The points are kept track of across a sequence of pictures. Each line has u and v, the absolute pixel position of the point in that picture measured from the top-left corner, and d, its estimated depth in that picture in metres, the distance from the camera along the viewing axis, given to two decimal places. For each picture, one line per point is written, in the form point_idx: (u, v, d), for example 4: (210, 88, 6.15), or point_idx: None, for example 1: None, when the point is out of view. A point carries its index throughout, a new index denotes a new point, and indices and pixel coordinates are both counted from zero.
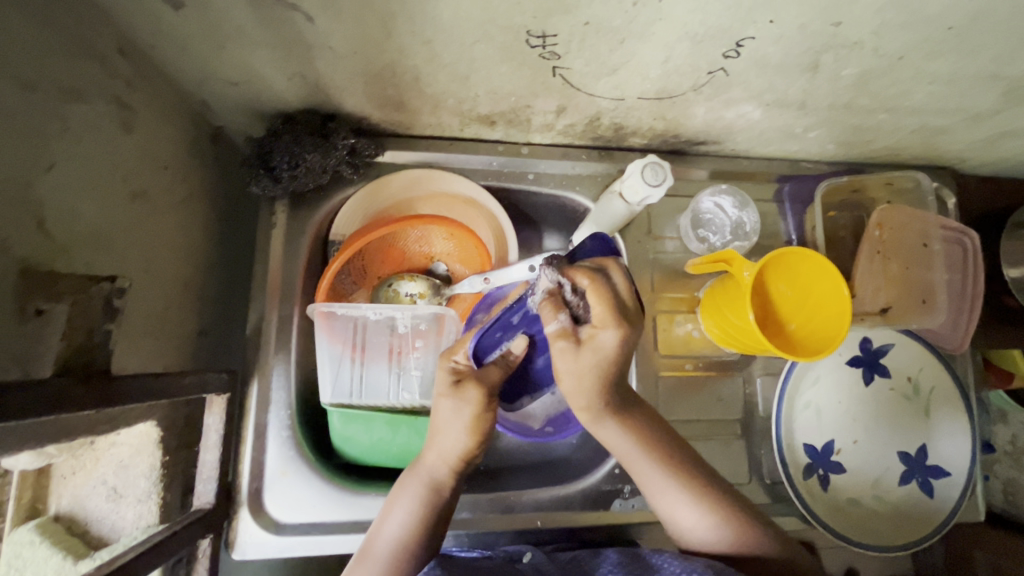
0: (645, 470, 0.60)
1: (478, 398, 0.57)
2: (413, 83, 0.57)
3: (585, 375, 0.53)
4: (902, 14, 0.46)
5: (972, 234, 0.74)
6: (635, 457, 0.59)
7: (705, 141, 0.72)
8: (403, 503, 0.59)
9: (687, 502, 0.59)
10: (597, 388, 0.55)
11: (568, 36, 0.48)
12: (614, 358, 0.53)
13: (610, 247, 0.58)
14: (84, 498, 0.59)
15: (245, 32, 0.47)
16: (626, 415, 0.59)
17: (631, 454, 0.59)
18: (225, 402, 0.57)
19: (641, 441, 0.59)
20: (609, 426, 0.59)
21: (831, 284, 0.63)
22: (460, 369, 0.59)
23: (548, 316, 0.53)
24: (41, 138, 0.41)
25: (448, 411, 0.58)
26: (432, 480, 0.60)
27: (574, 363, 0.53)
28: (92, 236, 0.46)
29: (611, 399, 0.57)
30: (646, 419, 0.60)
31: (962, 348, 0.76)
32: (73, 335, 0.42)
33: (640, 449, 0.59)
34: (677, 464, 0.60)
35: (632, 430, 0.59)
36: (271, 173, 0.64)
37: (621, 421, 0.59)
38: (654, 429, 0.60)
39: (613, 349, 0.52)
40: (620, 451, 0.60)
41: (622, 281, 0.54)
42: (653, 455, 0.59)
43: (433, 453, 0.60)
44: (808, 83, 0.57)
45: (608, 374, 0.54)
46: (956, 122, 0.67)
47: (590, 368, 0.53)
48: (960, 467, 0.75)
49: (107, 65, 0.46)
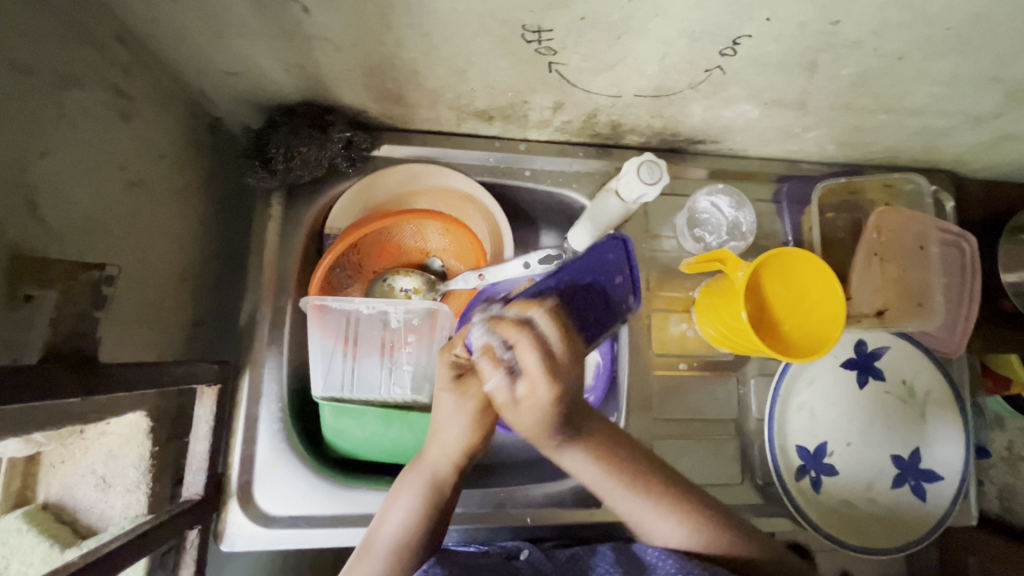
0: (605, 487, 0.60)
1: (480, 393, 0.57)
2: (409, 76, 0.56)
3: (527, 415, 0.53)
4: (902, 14, 0.46)
5: (969, 238, 0.73)
6: (599, 482, 0.59)
7: (703, 140, 0.72)
8: (405, 499, 0.58)
9: (661, 517, 0.59)
10: (551, 424, 0.54)
11: (565, 30, 0.48)
12: (555, 403, 0.52)
13: (627, 250, 0.61)
14: (73, 487, 0.59)
15: (241, 21, 0.47)
16: (584, 439, 0.57)
17: (595, 479, 0.59)
18: (216, 393, 0.57)
19: (602, 462, 0.58)
20: (571, 456, 0.58)
21: (826, 285, 0.62)
22: (462, 363, 0.60)
23: (485, 371, 0.53)
24: (37, 123, 0.40)
25: (451, 406, 0.58)
26: (436, 476, 0.59)
27: (515, 415, 0.53)
28: (85, 224, 0.46)
29: (563, 433, 0.55)
30: (605, 439, 0.59)
31: (957, 350, 0.75)
32: (61, 322, 0.42)
33: (601, 474, 0.59)
34: (642, 474, 0.59)
35: (591, 456, 0.58)
36: (267, 165, 0.64)
37: (578, 448, 0.57)
38: (612, 442, 0.59)
39: (550, 401, 0.51)
40: (589, 478, 0.59)
41: (547, 323, 0.53)
42: (613, 476, 0.59)
43: (436, 449, 0.60)
44: (807, 82, 0.57)
45: (558, 413, 0.53)
46: (955, 125, 0.67)
47: (538, 413, 0.52)
48: (953, 471, 0.75)
49: (102, 53, 0.46)
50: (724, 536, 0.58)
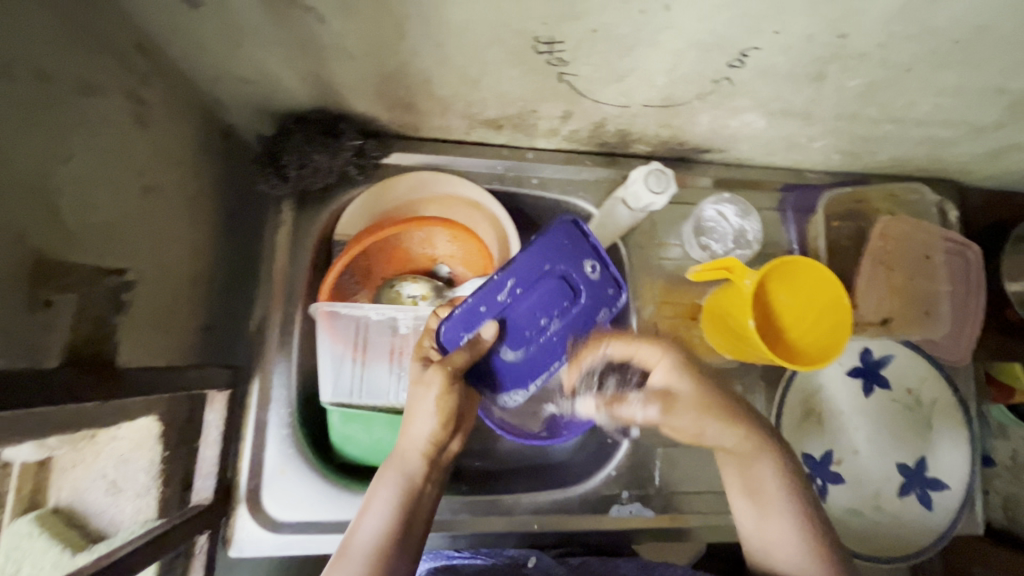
0: (778, 508, 0.55)
1: (441, 376, 0.57)
2: (421, 85, 0.57)
3: (688, 412, 0.58)
4: (908, 27, 0.47)
5: (973, 247, 0.75)
6: (773, 503, 0.56)
7: (709, 149, 0.73)
8: (381, 497, 0.57)
9: (793, 531, 0.54)
10: (727, 425, 0.57)
11: (577, 42, 0.49)
12: (691, 377, 0.59)
13: (581, 229, 0.63)
14: (83, 491, 0.59)
15: (260, 31, 0.48)
16: (769, 448, 0.57)
17: (772, 496, 0.56)
18: (227, 398, 0.58)
19: (777, 472, 0.57)
20: (760, 464, 0.57)
21: (832, 294, 0.63)
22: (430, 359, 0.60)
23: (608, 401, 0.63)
24: (58, 129, 0.41)
25: (417, 396, 0.58)
26: (408, 471, 0.58)
27: (682, 398, 0.58)
28: (104, 228, 0.46)
29: (751, 432, 0.57)
30: (781, 456, 0.57)
31: (964, 360, 0.76)
32: (80, 327, 0.44)
33: (777, 488, 0.56)
34: (783, 484, 0.56)
35: (770, 463, 0.57)
36: (280, 172, 0.65)
37: (752, 445, 0.57)
38: (790, 457, 0.58)
39: (674, 364, 0.60)
40: (765, 486, 0.56)
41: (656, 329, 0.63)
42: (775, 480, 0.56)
43: (406, 442, 0.59)
44: (813, 93, 0.57)
45: (699, 379, 0.59)
46: (959, 135, 0.67)
47: (688, 393, 0.58)
48: (958, 480, 0.75)
49: (123, 62, 0.47)
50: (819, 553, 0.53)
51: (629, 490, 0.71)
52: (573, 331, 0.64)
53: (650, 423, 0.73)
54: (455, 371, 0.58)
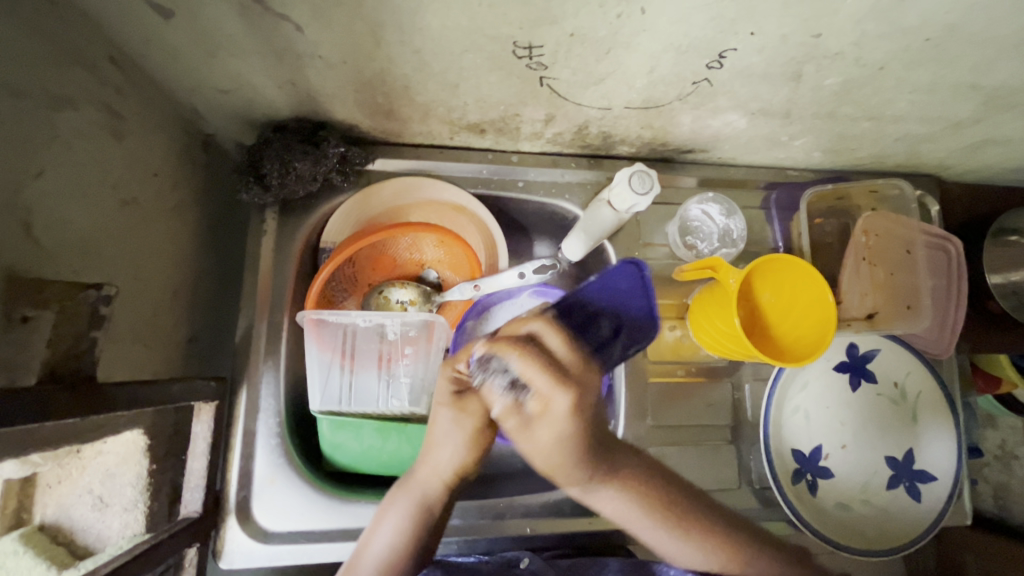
0: (635, 521, 0.62)
1: (479, 409, 0.60)
2: (401, 92, 0.57)
3: (557, 451, 0.59)
4: (879, 26, 0.48)
5: (954, 241, 0.75)
6: (632, 517, 0.62)
7: (692, 149, 0.73)
8: (393, 515, 0.60)
9: (675, 544, 0.61)
10: (581, 458, 0.60)
11: (555, 46, 0.49)
12: (569, 423, 0.59)
13: (641, 275, 0.64)
14: (70, 507, 0.58)
15: (236, 40, 0.48)
16: (618, 477, 0.62)
17: (624, 514, 0.62)
18: (213, 410, 0.57)
19: (634, 501, 0.62)
20: (602, 495, 0.62)
21: (818, 289, 0.64)
22: (462, 380, 0.62)
23: (490, 399, 0.60)
24: (30, 146, 0.41)
25: (448, 424, 0.60)
26: (425, 495, 0.60)
27: (531, 443, 0.60)
28: (80, 245, 0.46)
29: (594, 465, 0.61)
30: (642, 475, 0.63)
31: (946, 354, 0.77)
32: (58, 343, 0.41)
33: (636, 513, 0.62)
34: (665, 518, 0.62)
35: (622, 491, 0.62)
36: (261, 181, 0.64)
37: (611, 485, 0.62)
38: (642, 475, 0.63)
39: (566, 411, 0.59)
40: (624, 516, 0.63)
41: (559, 343, 0.61)
42: (644, 511, 0.62)
43: (427, 468, 0.61)
44: (791, 92, 0.58)
45: (576, 434, 0.59)
46: (935, 131, 0.68)
47: (561, 432, 0.59)
48: (946, 471, 0.76)
49: (96, 74, 0.47)
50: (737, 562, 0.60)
51: None
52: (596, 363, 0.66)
53: (641, 424, 0.72)
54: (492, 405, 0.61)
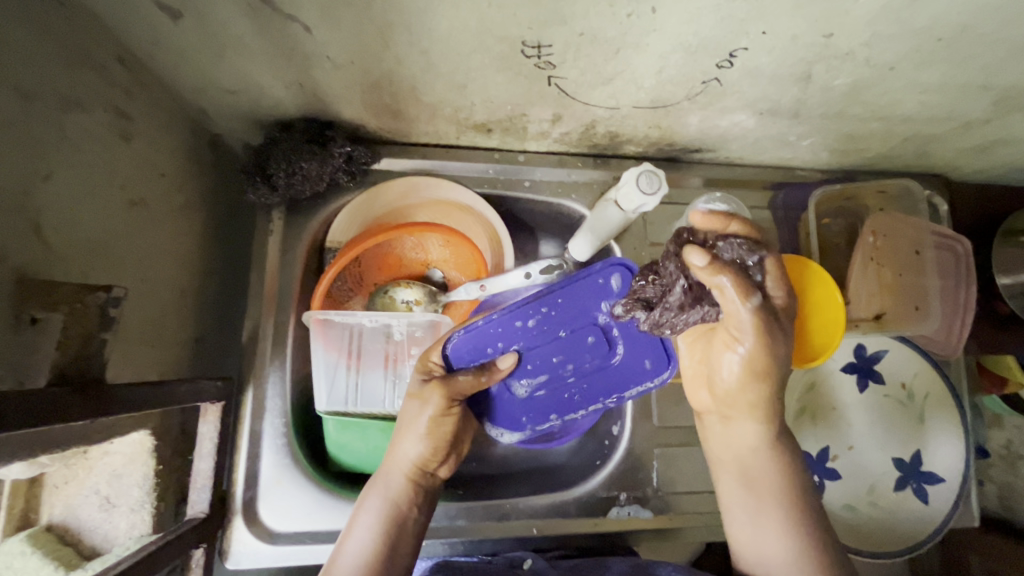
0: (756, 472, 0.56)
1: (439, 398, 0.58)
2: (408, 91, 0.57)
3: (739, 377, 0.53)
4: (891, 27, 0.47)
5: (962, 241, 0.75)
6: (756, 463, 0.56)
7: (699, 149, 0.73)
8: (364, 518, 0.57)
9: (767, 531, 0.54)
10: (749, 388, 0.53)
11: (564, 46, 0.49)
12: (765, 358, 0.51)
13: (630, 273, 0.62)
14: (77, 507, 0.58)
15: (244, 40, 0.47)
16: (771, 420, 0.55)
17: (755, 453, 0.56)
18: (220, 410, 0.57)
19: (771, 448, 0.56)
20: (742, 422, 0.56)
21: (826, 290, 0.64)
22: (432, 372, 0.62)
23: (668, 297, 0.52)
24: (40, 147, 0.41)
25: (411, 413, 0.59)
26: (393, 490, 0.58)
27: (728, 352, 0.53)
28: (90, 246, 0.46)
29: (773, 404, 0.54)
30: (779, 422, 0.56)
31: (955, 352, 0.76)
32: (68, 344, 0.42)
33: (761, 456, 0.56)
34: (787, 485, 0.55)
35: (761, 427, 0.55)
36: (268, 180, 0.64)
37: (754, 421, 0.55)
38: (783, 429, 0.57)
39: (749, 358, 0.51)
40: (748, 450, 0.56)
41: (774, 285, 0.49)
42: (771, 460, 0.55)
43: (393, 464, 0.59)
44: (801, 92, 0.57)
45: (762, 375, 0.52)
46: (946, 131, 0.68)
47: (754, 374, 0.53)
48: (954, 472, 0.75)
49: (104, 74, 0.46)
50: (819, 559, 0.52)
51: (627, 492, 0.71)
52: (597, 388, 0.66)
53: (647, 424, 0.72)
54: (454, 392, 0.59)
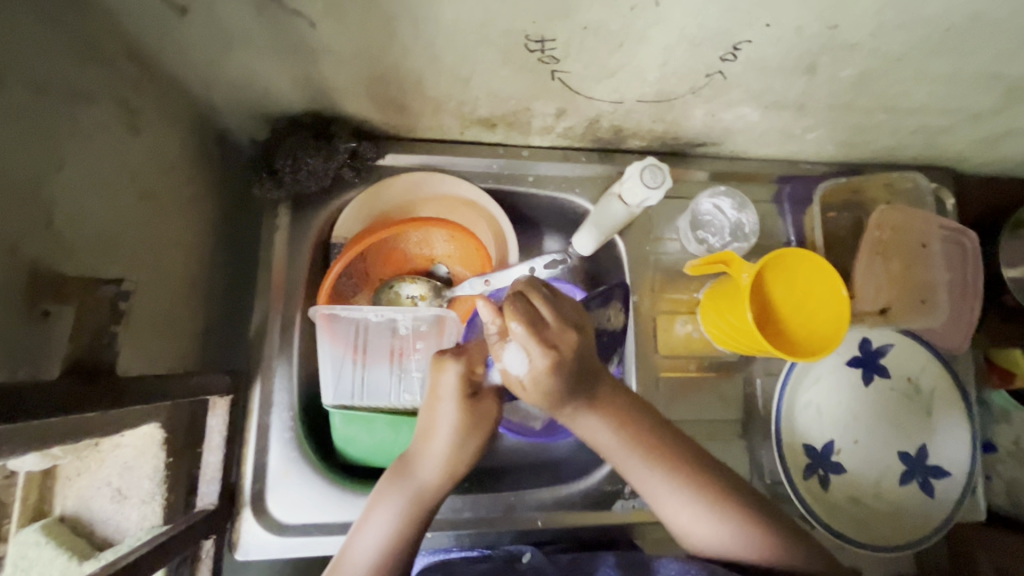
0: (627, 462, 0.58)
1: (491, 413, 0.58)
2: (413, 86, 0.57)
3: (545, 383, 0.52)
4: (898, 17, 0.47)
5: (970, 234, 0.74)
6: (619, 452, 0.58)
7: (704, 143, 0.72)
8: (384, 513, 0.56)
9: (704, 522, 0.57)
10: (557, 391, 0.54)
11: (568, 39, 0.49)
12: (550, 375, 0.52)
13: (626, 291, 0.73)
14: (88, 500, 0.59)
15: (249, 36, 0.48)
16: (601, 401, 0.57)
17: (615, 447, 0.58)
18: (228, 403, 0.59)
19: (624, 433, 0.57)
20: (584, 418, 0.57)
21: (832, 283, 0.63)
22: (475, 382, 0.58)
23: (496, 350, 0.53)
24: (53, 140, 0.41)
25: (451, 421, 0.56)
26: (419, 491, 0.57)
27: (534, 363, 0.51)
28: (101, 238, 0.47)
29: (586, 390, 0.56)
30: (623, 404, 0.58)
31: (961, 347, 0.76)
32: (81, 335, 0.42)
33: (623, 446, 0.57)
34: (691, 472, 0.58)
35: (609, 418, 0.57)
36: (274, 176, 0.65)
37: (595, 411, 0.57)
38: (629, 404, 0.58)
39: (543, 368, 0.51)
40: (606, 448, 0.58)
41: (548, 311, 0.53)
42: (633, 447, 0.57)
43: (425, 464, 0.57)
44: (806, 84, 0.57)
45: (563, 377, 0.52)
46: (953, 123, 0.67)
47: (489, 417, 0.58)
48: (961, 466, 0.75)
49: (114, 70, 0.47)
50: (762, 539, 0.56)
51: (632, 485, 0.71)
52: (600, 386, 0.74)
53: None
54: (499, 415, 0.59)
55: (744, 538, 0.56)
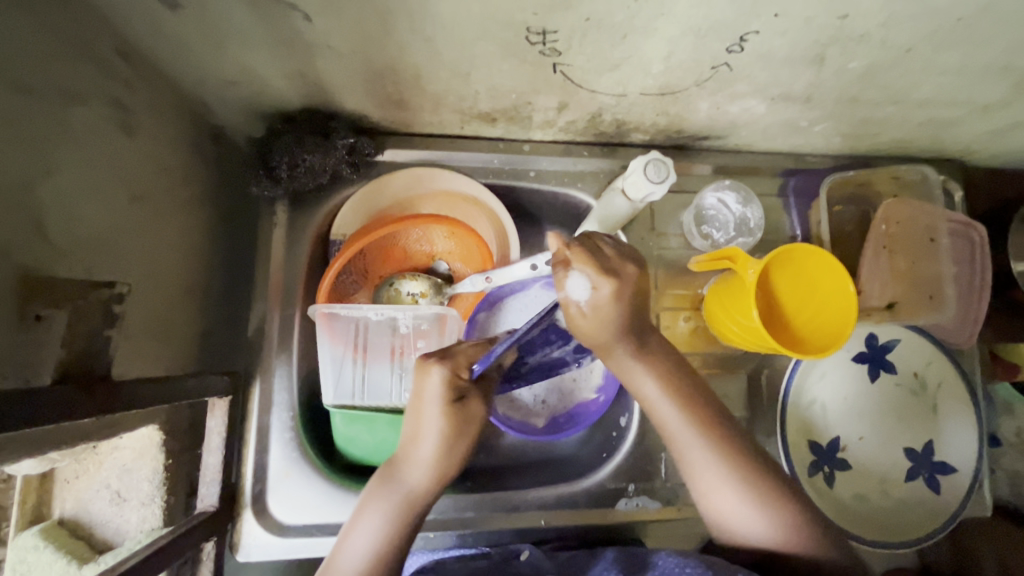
0: (684, 439, 0.57)
1: (476, 413, 0.57)
2: (412, 81, 0.56)
3: (598, 317, 0.53)
4: (910, 6, 0.46)
5: (977, 227, 0.73)
6: (661, 404, 0.57)
7: (708, 136, 0.71)
8: (372, 517, 0.55)
9: (733, 500, 0.55)
10: (620, 328, 0.55)
11: (570, 32, 0.47)
12: (615, 309, 0.53)
13: None
14: (88, 502, 0.59)
15: (243, 30, 0.46)
16: (650, 353, 0.57)
17: (676, 424, 0.57)
18: (227, 404, 0.58)
19: (676, 395, 0.57)
20: (638, 371, 0.57)
21: (839, 280, 0.62)
22: (460, 384, 0.57)
23: (564, 280, 0.53)
24: (41, 143, 0.40)
25: (435, 422, 0.56)
26: (408, 493, 0.56)
27: (609, 295, 0.52)
28: (93, 241, 0.45)
29: (636, 335, 0.56)
30: (670, 365, 0.58)
31: (969, 342, 0.75)
32: (74, 342, 0.43)
33: (680, 412, 0.57)
34: (724, 445, 0.56)
35: (654, 372, 0.57)
36: (270, 173, 0.64)
37: (648, 360, 0.57)
38: (676, 364, 0.58)
39: (610, 297, 0.52)
40: (672, 426, 0.57)
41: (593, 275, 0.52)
42: (683, 408, 0.57)
43: (412, 466, 0.57)
44: (813, 76, 0.56)
45: (629, 315, 0.54)
46: (963, 114, 0.66)
47: (615, 319, 0.54)
48: (967, 462, 0.75)
49: (105, 67, 0.46)
50: (783, 521, 0.54)
51: (635, 483, 0.71)
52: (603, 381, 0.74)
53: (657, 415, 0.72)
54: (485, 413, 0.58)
55: (775, 520, 0.54)
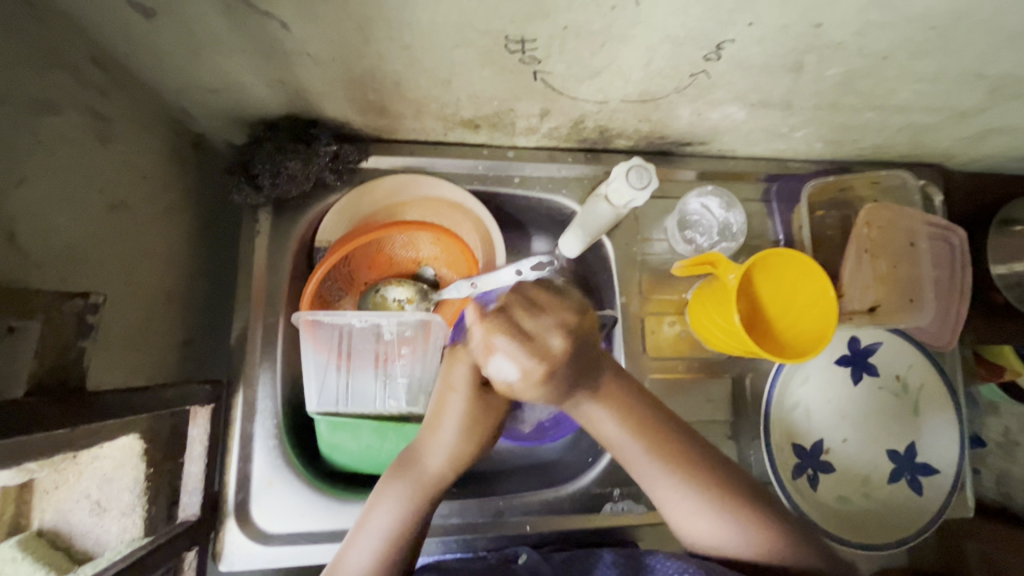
0: (643, 471, 0.56)
1: (501, 403, 0.57)
2: (393, 88, 0.56)
3: (535, 392, 0.50)
4: (883, 15, 0.46)
5: (957, 231, 0.75)
6: (623, 444, 0.56)
7: (691, 142, 0.72)
8: (390, 501, 0.56)
9: (700, 516, 0.55)
10: (563, 381, 0.51)
11: (548, 40, 0.48)
12: (553, 369, 0.49)
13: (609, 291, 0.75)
14: (68, 513, 0.58)
15: (222, 38, 0.46)
16: (604, 391, 0.55)
17: (619, 439, 0.56)
18: (210, 413, 0.57)
19: (631, 427, 0.55)
20: (589, 410, 0.55)
21: (817, 281, 0.63)
22: (485, 373, 0.57)
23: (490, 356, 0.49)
24: (15, 153, 0.40)
25: (458, 408, 0.56)
26: (425, 479, 0.56)
27: (527, 360, 0.48)
28: (67, 252, 0.45)
29: (591, 380, 0.54)
30: (625, 393, 0.56)
31: (949, 345, 0.76)
32: (46, 354, 0.41)
33: (631, 439, 0.55)
34: (683, 459, 0.56)
35: (612, 409, 0.55)
36: (252, 181, 0.64)
37: (602, 399, 0.55)
38: (629, 390, 0.56)
39: (537, 378, 0.49)
40: (614, 441, 0.56)
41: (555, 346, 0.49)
42: (637, 438, 0.55)
43: (431, 453, 0.57)
44: (791, 83, 0.56)
45: (553, 380, 0.50)
46: (940, 120, 0.67)
47: (540, 395, 0.51)
48: (948, 463, 0.75)
49: (79, 76, 0.46)
50: (755, 529, 0.54)
51: (620, 488, 0.71)
52: None
53: None
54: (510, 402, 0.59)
55: (750, 533, 0.54)
